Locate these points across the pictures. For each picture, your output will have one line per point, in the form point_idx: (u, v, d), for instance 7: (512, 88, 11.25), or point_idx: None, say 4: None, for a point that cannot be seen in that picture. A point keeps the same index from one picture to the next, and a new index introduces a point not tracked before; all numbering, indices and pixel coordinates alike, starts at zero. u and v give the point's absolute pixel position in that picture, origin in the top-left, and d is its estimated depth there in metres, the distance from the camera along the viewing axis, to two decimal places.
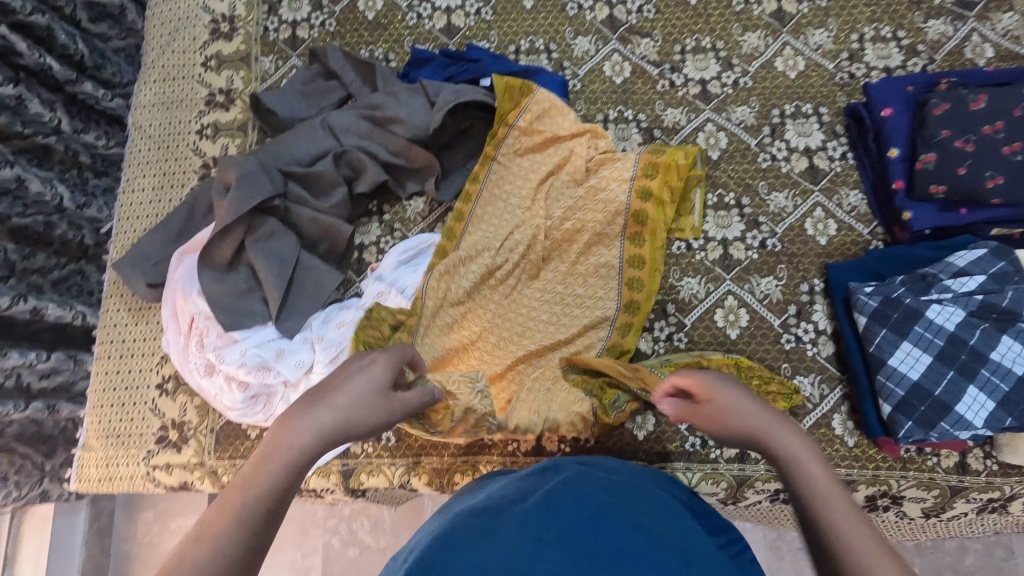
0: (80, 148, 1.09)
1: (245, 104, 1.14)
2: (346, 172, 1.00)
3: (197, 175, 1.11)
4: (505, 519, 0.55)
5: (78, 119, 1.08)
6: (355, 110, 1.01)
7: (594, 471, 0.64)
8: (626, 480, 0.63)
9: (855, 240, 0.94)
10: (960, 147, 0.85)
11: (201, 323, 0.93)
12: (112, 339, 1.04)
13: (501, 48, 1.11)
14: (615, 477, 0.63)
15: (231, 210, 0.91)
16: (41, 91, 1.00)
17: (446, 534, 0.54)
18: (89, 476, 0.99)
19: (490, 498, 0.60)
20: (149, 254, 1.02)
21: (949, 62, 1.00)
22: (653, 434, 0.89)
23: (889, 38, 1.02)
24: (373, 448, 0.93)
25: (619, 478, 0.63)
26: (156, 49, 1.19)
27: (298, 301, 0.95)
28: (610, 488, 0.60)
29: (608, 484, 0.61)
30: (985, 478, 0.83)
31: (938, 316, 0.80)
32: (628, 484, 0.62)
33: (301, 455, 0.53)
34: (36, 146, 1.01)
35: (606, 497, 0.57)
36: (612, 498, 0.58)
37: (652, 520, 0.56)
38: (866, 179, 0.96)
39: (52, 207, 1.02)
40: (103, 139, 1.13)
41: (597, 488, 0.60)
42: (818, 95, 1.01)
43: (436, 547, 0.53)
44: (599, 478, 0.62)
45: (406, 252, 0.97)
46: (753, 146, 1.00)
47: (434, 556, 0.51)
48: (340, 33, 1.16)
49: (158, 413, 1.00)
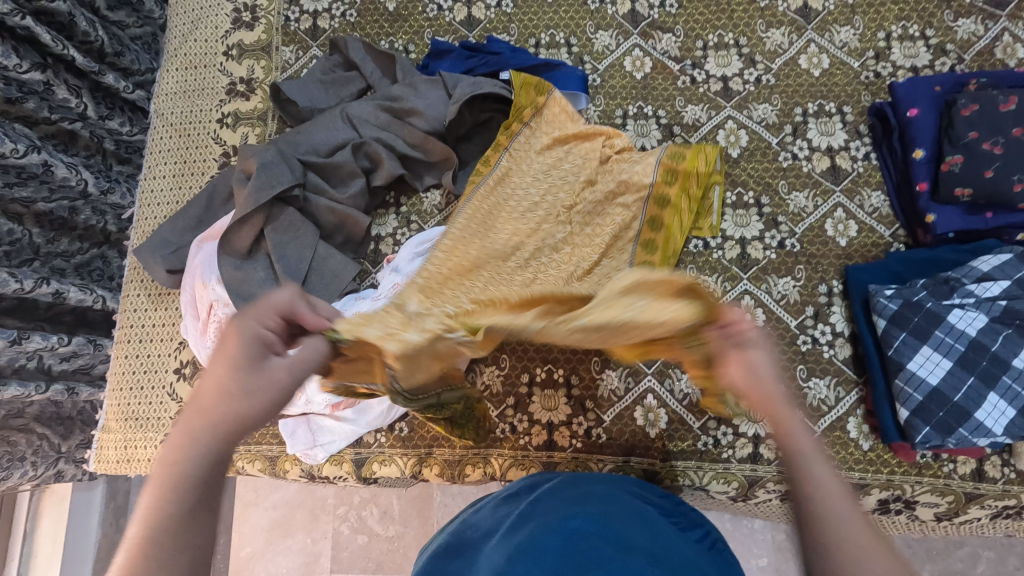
0: (105, 134, 1.12)
1: (266, 93, 1.15)
2: (364, 164, 1.02)
3: (217, 163, 1.12)
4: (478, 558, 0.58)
5: (103, 105, 1.09)
6: (374, 101, 1.03)
7: (575, 485, 0.66)
8: (598, 490, 0.65)
9: (875, 241, 0.93)
10: (988, 149, 0.83)
11: (220, 310, 0.92)
12: (132, 323, 1.06)
13: (521, 41, 1.11)
14: (596, 486, 0.66)
15: (252, 199, 0.92)
16: (68, 77, 1.01)
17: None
18: (108, 457, 1.01)
19: (466, 536, 0.64)
20: (169, 241, 1.03)
21: (978, 62, 0.98)
22: (665, 432, 0.89)
23: (917, 37, 1.01)
24: (386, 438, 0.94)
25: (600, 489, 0.66)
26: (179, 38, 1.20)
27: (315, 290, 0.95)
28: (578, 500, 0.62)
29: (586, 496, 0.63)
30: (1001, 486, 0.82)
31: (960, 320, 0.79)
32: (607, 493, 0.65)
33: (201, 469, 0.48)
34: (62, 131, 1.04)
35: (574, 510, 0.60)
36: (581, 509, 0.60)
37: (623, 525, 0.57)
38: (890, 181, 0.95)
39: (77, 192, 1.03)
40: (127, 126, 1.15)
41: (575, 501, 0.62)
42: (842, 94, 1.00)
43: None
44: (569, 493, 0.64)
45: (422, 245, 0.97)
46: (774, 144, 0.99)
47: None
48: (360, 24, 1.16)
49: (175, 398, 1.01)
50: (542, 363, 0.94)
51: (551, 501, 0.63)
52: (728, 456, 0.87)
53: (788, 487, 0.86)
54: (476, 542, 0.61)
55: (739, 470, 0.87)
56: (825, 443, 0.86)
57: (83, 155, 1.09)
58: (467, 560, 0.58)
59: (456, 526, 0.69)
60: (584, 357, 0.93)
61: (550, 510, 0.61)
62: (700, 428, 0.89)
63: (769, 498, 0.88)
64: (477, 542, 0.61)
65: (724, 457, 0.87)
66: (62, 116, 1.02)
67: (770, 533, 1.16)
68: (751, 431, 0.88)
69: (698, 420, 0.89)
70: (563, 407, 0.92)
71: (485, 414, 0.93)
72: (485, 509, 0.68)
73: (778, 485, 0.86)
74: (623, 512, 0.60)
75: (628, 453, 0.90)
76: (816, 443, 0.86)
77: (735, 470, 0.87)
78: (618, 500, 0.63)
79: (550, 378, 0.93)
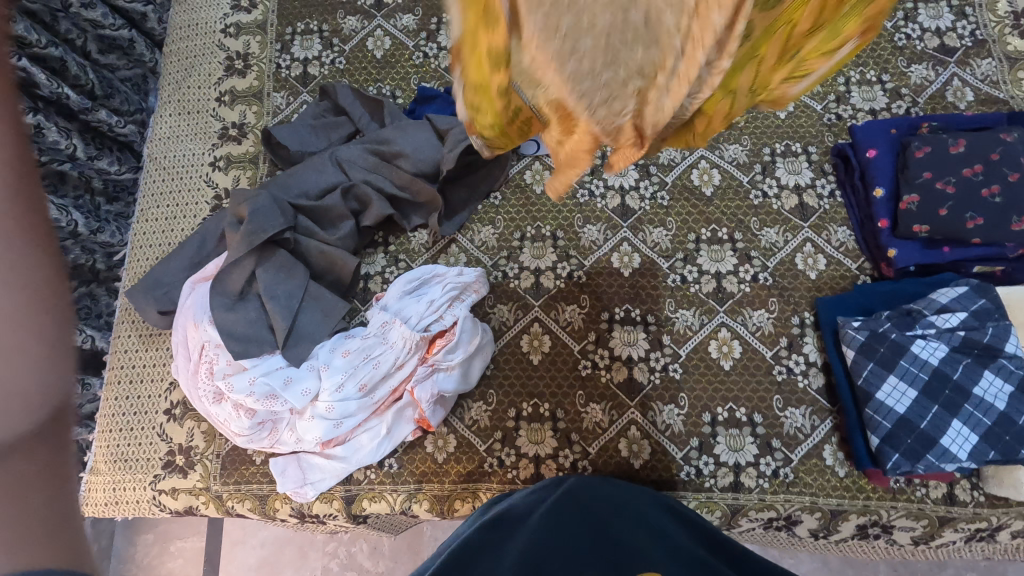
0: (94, 174, 1.16)
1: (257, 137, 1.19)
2: (354, 206, 1.05)
3: (209, 206, 1.15)
4: (522, 532, 0.65)
5: (92, 146, 1.12)
6: (363, 144, 1.07)
7: (598, 486, 0.76)
8: (623, 489, 0.78)
9: (843, 274, 0.97)
10: (941, 188, 0.89)
11: (212, 351, 0.95)
12: (122, 364, 1.07)
13: None
14: (624, 487, 0.79)
15: (245, 242, 0.95)
16: (58, 119, 1.04)
17: (471, 542, 0.64)
18: (96, 499, 1.01)
19: (509, 509, 0.73)
20: (162, 282, 1.05)
21: (931, 105, 1.05)
22: (649, 462, 0.92)
23: (874, 81, 1.07)
24: (376, 474, 0.95)
25: (618, 492, 0.75)
26: (172, 84, 1.25)
27: (306, 330, 0.98)
28: (611, 496, 0.74)
29: (604, 496, 0.73)
30: (972, 509, 0.85)
31: (922, 351, 0.83)
32: (633, 492, 0.77)
33: None
34: (53, 173, 1.08)
35: (606, 504, 0.71)
36: (611, 504, 0.72)
37: (647, 515, 0.70)
38: (854, 217, 1.00)
39: (66, 232, 1.08)
40: (115, 165, 1.18)
41: (594, 501, 0.72)
42: (807, 135, 1.06)
43: (460, 552, 0.61)
44: (597, 487, 0.76)
45: (412, 283, 1.00)
46: (745, 183, 1.04)
47: (458, 558, 0.60)
48: (349, 71, 1.21)
49: (165, 438, 1.02)
50: (529, 398, 0.97)
51: (581, 496, 0.73)
52: (711, 486, 0.90)
53: (770, 515, 0.89)
54: (512, 523, 0.69)
55: (722, 498, 0.89)
56: (803, 471, 0.89)
57: (71, 196, 1.12)
58: (510, 532, 0.66)
59: (498, 502, 0.79)
60: (569, 390, 0.96)
61: (580, 502, 0.71)
62: (683, 458, 0.91)
63: (753, 526, 0.90)
64: (510, 524, 0.69)
65: (707, 486, 0.90)
66: (50, 157, 1.05)
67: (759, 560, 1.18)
68: (731, 459, 0.91)
69: (680, 450, 0.92)
70: (550, 440, 0.94)
71: (474, 448, 0.95)
72: (515, 500, 0.76)
73: (760, 513, 0.89)
74: (639, 507, 0.72)
75: None
76: (794, 470, 0.89)
77: (718, 499, 0.89)
78: (635, 500, 0.74)
79: (537, 412, 0.96)
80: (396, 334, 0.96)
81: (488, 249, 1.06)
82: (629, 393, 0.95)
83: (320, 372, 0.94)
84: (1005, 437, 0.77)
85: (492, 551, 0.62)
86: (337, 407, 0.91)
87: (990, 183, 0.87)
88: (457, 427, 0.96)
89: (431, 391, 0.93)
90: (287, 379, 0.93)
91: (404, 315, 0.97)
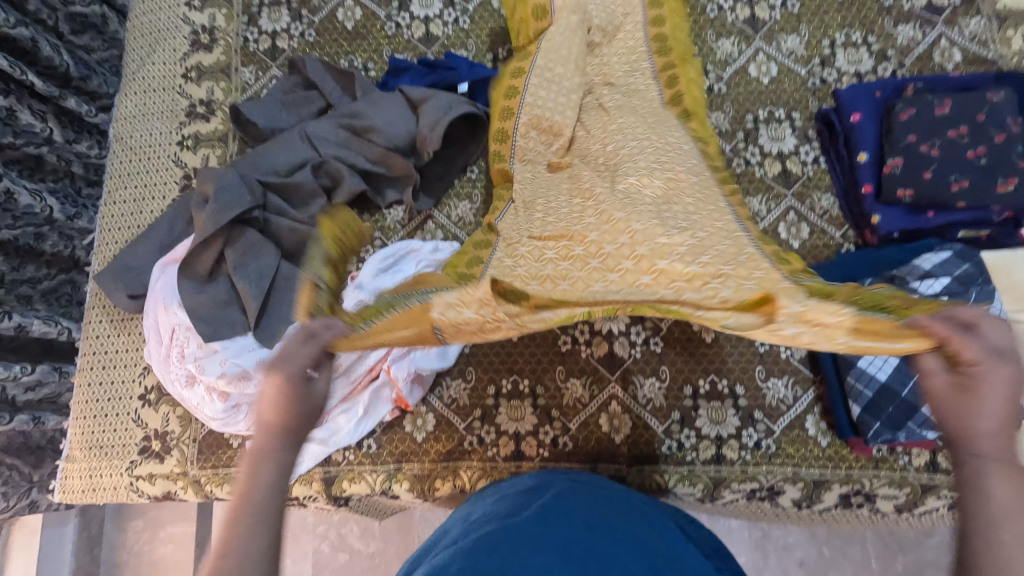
0: (73, 158, 1.14)
1: (226, 114, 1.15)
2: (325, 182, 1.02)
3: (178, 186, 1.12)
4: (496, 534, 0.59)
5: (70, 130, 1.12)
6: (334, 119, 1.04)
7: (588, 492, 0.69)
8: (620, 497, 0.71)
9: (827, 243, 0.95)
10: (926, 151, 0.86)
11: (182, 335, 0.93)
12: (95, 350, 1.04)
13: (480, 56, 1.14)
14: (619, 494, 0.72)
15: (211, 223, 0.91)
16: (32, 102, 1.02)
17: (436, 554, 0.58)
18: (73, 487, 1.00)
19: (483, 520, 0.65)
20: (132, 266, 1.03)
21: (917, 66, 1.02)
22: (630, 437, 0.91)
23: (860, 43, 1.05)
24: (355, 455, 0.94)
25: (612, 504, 0.68)
26: (138, 62, 1.20)
27: (278, 310, 0.95)
28: (596, 503, 0.67)
29: (590, 507, 0.65)
30: (955, 476, 0.85)
31: None
32: (629, 501, 0.70)
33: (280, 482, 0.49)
34: (29, 157, 1.05)
35: (594, 512, 0.65)
36: (599, 512, 0.65)
37: (642, 532, 0.63)
38: (839, 184, 0.97)
39: (42, 218, 1.07)
40: (95, 149, 1.18)
41: (578, 509, 0.65)
42: (791, 100, 1.03)
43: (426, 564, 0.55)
44: (587, 493, 0.69)
45: (386, 261, 0.98)
46: (727, 151, 1.02)
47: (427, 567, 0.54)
48: (319, 44, 1.17)
49: (141, 424, 1.00)
50: (508, 375, 0.95)
51: (564, 503, 0.65)
52: (693, 459, 0.89)
53: (752, 486, 0.88)
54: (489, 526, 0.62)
55: (704, 471, 0.89)
56: (785, 442, 0.88)
57: (49, 180, 1.11)
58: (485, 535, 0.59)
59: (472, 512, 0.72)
60: (549, 366, 0.95)
61: (561, 511, 0.64)
62: (664, 432, 0.90)
63: (736, 498, 0.89)
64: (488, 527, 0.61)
65: (689, 459, 0.89)
66: (26, 141, 1.03)
67: (747, 532, 1.18)
68: (713, 432, 0.90)
69: (661, 424, 0.91)
70: (530, 417, 0.93)
71: (453, 427, 0.94)
72: (493, 506, 0.69)
73: (743, 485, 0.88)
74: (633, 522, 0.64)
75: (595, 459, 0.91)
76: (776, 442, 0.88)
77: (701, 472, 0.89)
78: (626, 507, 0.68)
79: (516, 389, 0.94)
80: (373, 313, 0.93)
81: (466, 225, 1.04)
82: (609, 368, 0.94)
83: None
84: None
85: (463, 554, 0.56)
86: None
87: (976, 145, 0.85)
88: (436, 406, 0.95)
89: (408, 370, 0.91)
90: (259, 361, 0.91)
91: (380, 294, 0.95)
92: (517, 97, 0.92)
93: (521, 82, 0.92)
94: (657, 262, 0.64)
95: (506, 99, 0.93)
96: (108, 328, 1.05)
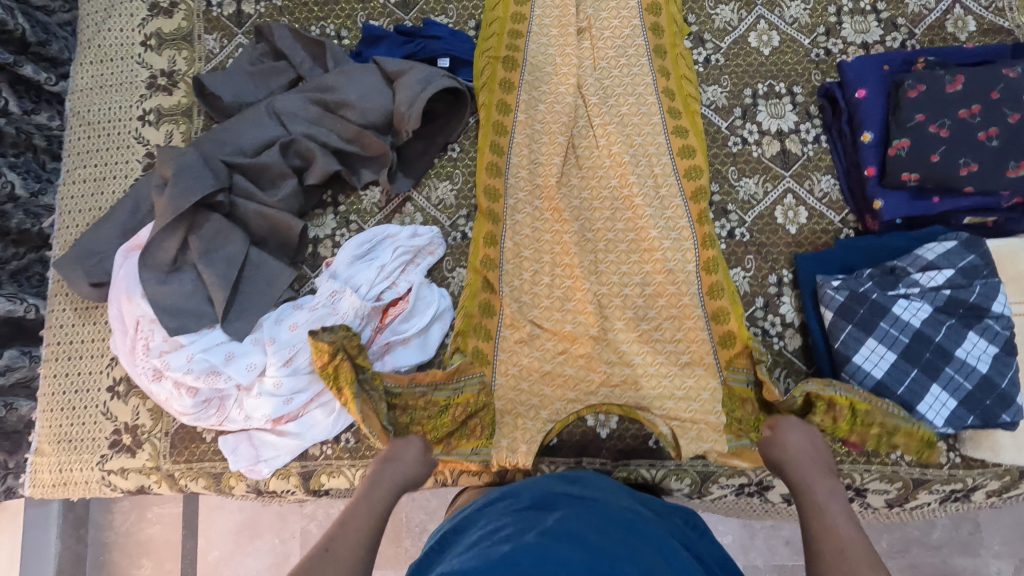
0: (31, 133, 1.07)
1: (189, 86, 1.07)
2: (296, 163, 0.95)
3: (141, 165, 1.05)
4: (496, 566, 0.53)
5: (27, 99, 1.04)
6: (304, 93, 0.97)
7: (595, 516, 0.63)
8: (628, 515, 0.65)
9: (825, 228, 0.90)
10: (934, 132, 0.80)
11: (146, 327, 0.88)
12: (59, 340, 1.00)
13: (461, 23, 1.05)
14: (626, 513, 0.66)
15: (171, 208, 0.85)
16: None
17: None
18: (44, 481, 0.96)
19: (479, 547, 0.59)
20: (94, 251, 0.97)
21: (929, 37, 0.95)
22: (616, 432, 0.88)
23: (868, 11, 0.98)
24: (333, 449, 0.91)
25: (617, 528, 0.62)
26: (93, 28, 1.11)
27: (247, 300, 0.90)
28: (604, 529, 0.61)
29: (598, 534, 0.59)
30: (948, 471, 0.82)
31: (904, 311, 0.77)
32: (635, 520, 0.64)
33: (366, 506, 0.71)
34: None
35: (602, 540, 0.58)
36: (607, 540, 0.59)
37: (649, 561, 0.57)
38: (840, 165, 0.92)
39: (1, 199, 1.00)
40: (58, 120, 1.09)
41: (586, 536, 0.58)
42: (793, 73, 0.97)
43: None
44: (594, 516, 0.63)
45: (362, 247, 0.93)
46: (724, 129, 0.97)
47: None
48: (288, 8, 1.09)
49: (110, 417, 0.96)
50: None
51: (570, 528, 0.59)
52: None
53: (741, 480, 0.86)
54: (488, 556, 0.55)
55: (692, 466, 0.86)
56: None
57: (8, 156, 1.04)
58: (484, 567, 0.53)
59: (467, 534, 0.66)
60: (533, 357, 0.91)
61: (567, 538, 0.57)
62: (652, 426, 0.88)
63: (724, 492, 0.87)
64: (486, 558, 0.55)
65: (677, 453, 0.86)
66: None
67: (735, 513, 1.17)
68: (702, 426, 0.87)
69: None
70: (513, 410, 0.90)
71: None
72: (491, 530, 0.63)
73: (731, 479, 0.86)
74: (642, 552, 0.58)
75: (580, 452, 0.88)
76: None
77: (688, 466, 0.86)
78: (630, 529, 0.62)
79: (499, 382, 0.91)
80: (345, 306, 0.88)
81: (446, 208, 0.98)
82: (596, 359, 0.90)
83: (266, 346, 0.87)
84: (985, 402, 0.73)
85: None
86: (286, 383, 0.86)
87: (988, 126, 0.79)
88: None
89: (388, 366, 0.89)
90: (228, 355, 0.87)
91: (354, 283, 0.89)
92: (510, 114, 0.98)
93: (513, 98, 0.98)
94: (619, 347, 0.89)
95: (499, 114, 0.98)
96: (73, 316, 1.00)
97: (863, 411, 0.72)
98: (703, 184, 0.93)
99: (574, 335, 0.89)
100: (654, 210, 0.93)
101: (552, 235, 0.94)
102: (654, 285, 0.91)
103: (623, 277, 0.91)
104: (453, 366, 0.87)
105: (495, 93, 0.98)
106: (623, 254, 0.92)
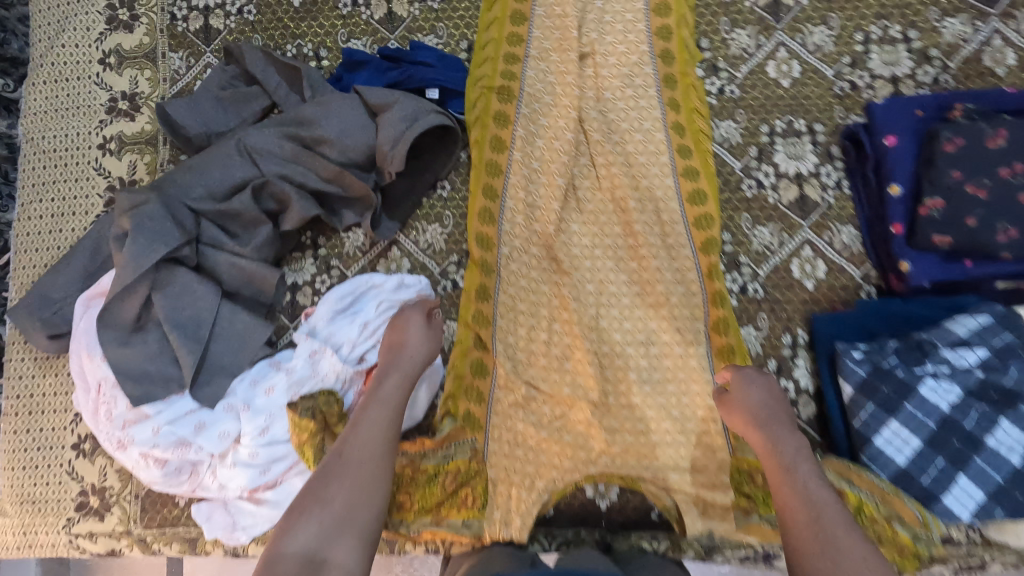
0: None
1: (154, 111, 0.98)
2: (270, 206, 0.87)
3: (102, 199, 0.96)
4: None
5: None
6: (279, 128, 0.88)
7: None
8: None
9: (845, 284, 0.84)
10: (972, 193, 0.73)
11: (108, 392, 0.81)
12: (19, 393, 0.92)
13: (451, 44, 0.96)
14: None
15: (132, 266, 0.78)
16: None
17: None
18: (7, 543, 0.90)
19: None
20: (51, 299, 0.89)
21: (964, 71, 0.87)
22: (616, 504, 0.84)
23: (899, 39, 0.89)
24: None
25: None
26: (44, 42, 1.00)
27: (218, 360, 0.83)
28: None
29: None
30: (967, 549, 0.78)
31: (932, 393, 0.71)
32: None
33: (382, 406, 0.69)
34: None
35: None
36: None
37: None
38: (862, 214, 0.85)
39: None
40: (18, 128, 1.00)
41: None
42: (814, 109, 0.89)
43: None
44: None
45: (343, 300, 0.86)
46: (737, 170, 0.89)
47: None
48: (261, 24, 0.99)
49: (76, 477, 0.90)
50: None
51: None
52: None
53: (747, 553, 0.82)
54: None
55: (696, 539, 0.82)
56: None
57: None
58: None
59: None
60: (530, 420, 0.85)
61: None
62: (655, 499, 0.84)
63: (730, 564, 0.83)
64: None
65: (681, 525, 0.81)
66: None
67: None
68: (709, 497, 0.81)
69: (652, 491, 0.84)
70: None
71: None
72: None
73: (737, 552, 0.82)
74: None
75: (579, 521, 0.84)
76: None
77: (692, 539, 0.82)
78: None
79: None
80: (326, 367, 0.82)
81: (436, 253, 0.91)
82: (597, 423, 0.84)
83: (240, 413, 0.81)
84: (1017, 495, 0.68)
85: None
86: (262, 452, 0.80)
87: None
88: None
89: None
90: (199, 424, 0.81)
91: (336, 342, 0.83)
92: (505, 151, 0.90)
93: (508, 133, 0.90)
94: (621, 412, 0.83)
95: (492, 151, 0.89)
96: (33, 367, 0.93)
97: (868, 514, 0.66)
98: (713, 234, 0.85)
99: (573, 399, 0.83)
100: (661, 261, 0.86)
101: (550, 287, 0.87)
102: (659, 343, 0.84)
103: (625, 334, 0.85)
104: (442, 433, 0.81)
105: (489, 128, 0.90)
106: (626, 308, 0.86)
